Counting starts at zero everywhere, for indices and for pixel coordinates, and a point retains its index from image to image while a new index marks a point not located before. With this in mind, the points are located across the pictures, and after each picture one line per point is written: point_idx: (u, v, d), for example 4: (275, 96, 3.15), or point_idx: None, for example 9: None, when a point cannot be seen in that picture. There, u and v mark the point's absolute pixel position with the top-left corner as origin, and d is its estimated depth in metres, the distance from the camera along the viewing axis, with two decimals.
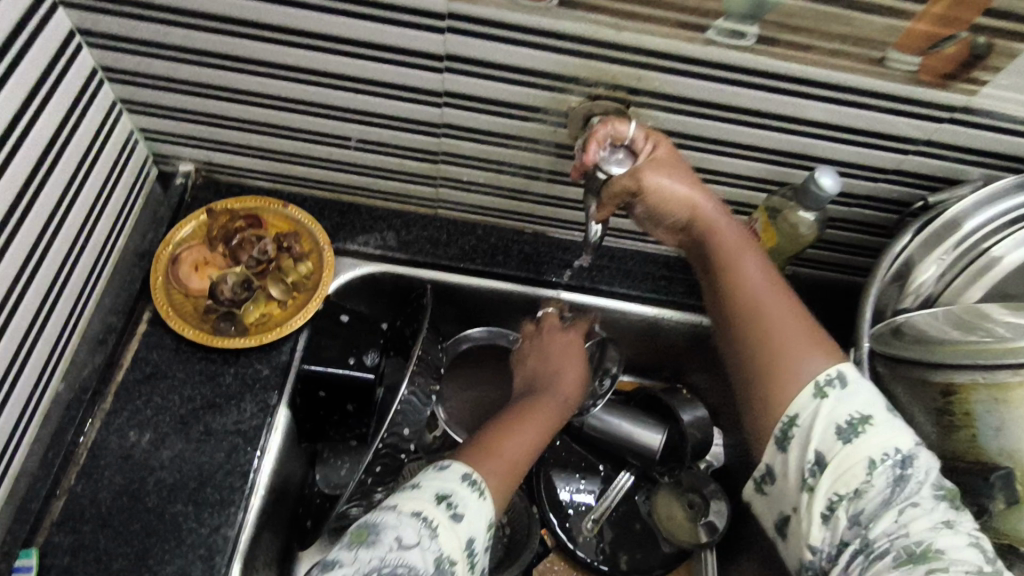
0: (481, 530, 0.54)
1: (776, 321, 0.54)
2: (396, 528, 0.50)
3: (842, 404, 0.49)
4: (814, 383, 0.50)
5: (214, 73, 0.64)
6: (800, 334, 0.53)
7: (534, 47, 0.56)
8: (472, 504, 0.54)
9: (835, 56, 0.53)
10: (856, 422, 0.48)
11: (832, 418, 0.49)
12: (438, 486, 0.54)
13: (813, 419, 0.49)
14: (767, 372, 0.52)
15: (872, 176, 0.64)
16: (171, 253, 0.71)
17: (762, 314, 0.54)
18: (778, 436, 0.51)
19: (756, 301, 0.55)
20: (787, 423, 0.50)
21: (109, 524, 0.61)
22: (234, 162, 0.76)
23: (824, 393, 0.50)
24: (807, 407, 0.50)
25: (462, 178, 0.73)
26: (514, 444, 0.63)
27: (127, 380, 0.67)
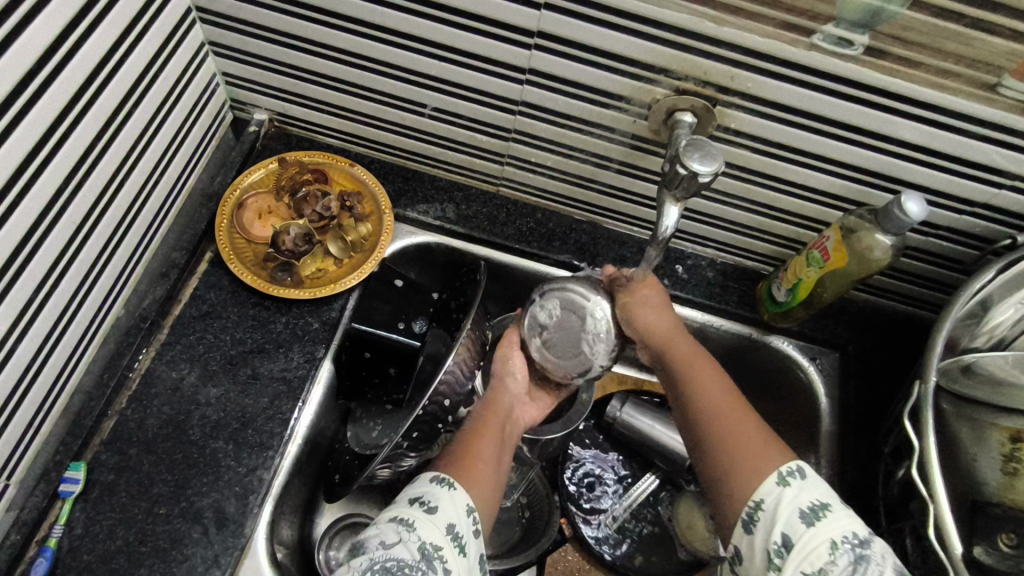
0: (462, 515, 0.54)
1: (741, 427, 0.57)
2: (378, 534, 0.52)
3: (803, 491, 0.51)
4: (777, 473, 0.53)
5: (303, 24, 0.64)
6: (756, 438, 0.56)
7: (628, 32, 0.55)
8: (444, 495, 0.55)
9: (944, 76, 0.51)
10: (817, 508, 0.50)
11: (796, 503, 0.51)
12: (411, 492, 0.56)
13: (778, 503, 0.51)
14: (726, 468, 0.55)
15: (958, 207, 0.62)
16: (238, 198, 0.73)
17: (724, 422, 0.58)
18: (745, 519, 0.52)
19: (719, 409, 0.59)
20: (752, 508, 0.52)
21: (154, 450, 0.63)
22: (307, 116, 0.77)
23: (787, 482, 0.52)
24: (771, 491, 0.52)
25: (530, 159, 0.72)
26: (487, 452, 0.61)
27: (184, 315, 0.69)
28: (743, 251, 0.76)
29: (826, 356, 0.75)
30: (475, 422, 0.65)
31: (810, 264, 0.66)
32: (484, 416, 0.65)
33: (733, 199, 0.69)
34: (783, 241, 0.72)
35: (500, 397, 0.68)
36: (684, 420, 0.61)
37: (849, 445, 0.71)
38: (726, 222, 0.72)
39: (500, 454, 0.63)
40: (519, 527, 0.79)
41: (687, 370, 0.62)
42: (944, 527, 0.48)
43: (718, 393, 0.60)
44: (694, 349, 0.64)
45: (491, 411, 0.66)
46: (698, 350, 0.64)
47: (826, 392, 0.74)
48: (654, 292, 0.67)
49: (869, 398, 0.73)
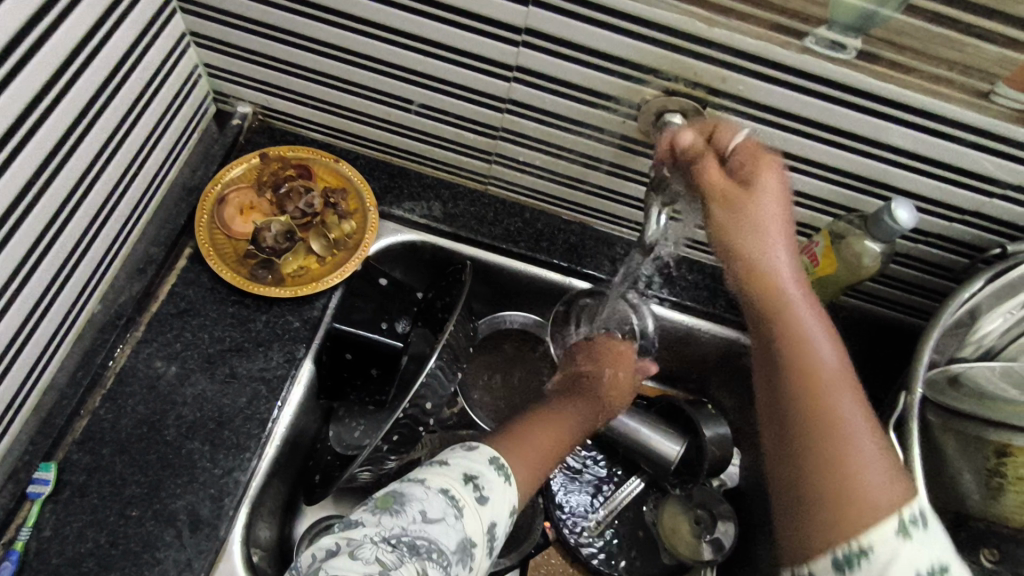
0: (501, 515, 0.56)
1: (852, 418, 0.47)
2: (423, 501, 0.52)
3: (924, 548, 0.41)
4: (899, 518, 0.42)
5: (287, 16, 0.62)
6: (872, 447, 0.46)
7: (618, 31, 0.53)
8: (496, 487, 0.57)
9: (937, 83, 0.50)
10: (936, 574, 0.41)
11: (912, 563, 0.41)
12: (466, 467, 0.57)
13: (891, 555, 0.41)
14: (824, 451, 0.46)
15: (949, 215, 0.61)
16: (219, 192, 0.71)
17: (840, 415, 0.47)
18: (839, 556, 0.43)
19: (830, 379, 0.49)
20: (853, 551, 0.42)
21: (127, 451, 0.62)
22: (292, 110, 0.75)
23: (907, 533, 0.42)
24: (887, 540, 0.42)
25: (518, 158, 0.71)
26: (539, 443, 0.66)
27: (162, 312, 0.68)
28: None
29: None
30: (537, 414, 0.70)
31: (798, 270, 0.66)
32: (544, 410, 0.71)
33: None
34: None
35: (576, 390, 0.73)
36: (774, 380, 0.51)
37: None
38: None
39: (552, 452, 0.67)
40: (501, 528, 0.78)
41: (794, 331, 0.51)
42: None
43: (830, 361, 0.50)
44: (811, 310, 0.52)
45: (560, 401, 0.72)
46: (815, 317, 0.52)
47: None
48: (770, 220, 0.54)
49: None
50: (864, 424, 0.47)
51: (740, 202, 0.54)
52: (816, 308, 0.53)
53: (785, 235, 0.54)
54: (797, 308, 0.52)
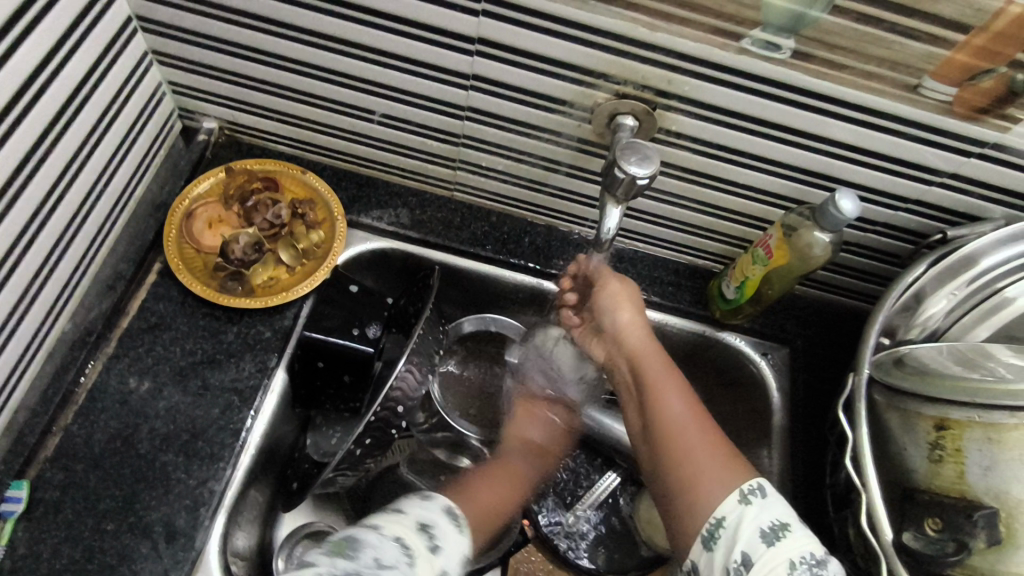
0: (456, 565, 0.54)
1: (694, 441, 0.58)
2: (377, 547, 0.50)
3: (764, 511, 0.52)
4: (740, 491, 0.53)
5: (247, 33, 0.64)
6: (710, 452, 0.57)
7: (566, 39, 0.55)
8: (451, 537, 0.55)
9: (869, 79, 0.53)
10: (777, 528, 0.51)
11: (757, 522, 0.51)
12: (421, 515, 0.55)
13: (740, 520, 0.52)
14: (676, 465, 0.58)
15: (892, 204, 0.64)
16: (186, 207, 0.72)
17: (681, 435, 0.59)
18: (705, 536, 0.53)
19: (677, 422, 0.60)
20: (713, 525, 0.53)
21: (100, 466, 0.62)
22: (257, 124, 0.77)
23: (748, 500, 0.52)
24: (732, 510, 0.52)
25: (481, 163, 0.73)
26: (493, 496, 0.69)
27: (132, 327, 0.68)
28: (692, 249, 0.77)
29: (777, 351, 0.77)
30: (487, 472, 0.72)
31: (755, 262, 0.68)
32: (498, 465, 0.73)
33: (679, 200, 0.70)
34: (730, 240, 0.74)
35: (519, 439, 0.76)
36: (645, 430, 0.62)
37: (798, 438, 0.73)
38: (676, 222, 0.73)
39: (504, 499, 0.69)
40: None
41: (651, 374, 0.64)
42: (877, 518, 0.50)
43: (676, 403, 0.61)
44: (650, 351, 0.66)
45: (508, 453, 0.75)
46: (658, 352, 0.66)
47: (776, 386, 0.75)
48: (620, 293, 0.69)
49: (817, 392, 0.75)
50: (689, 422, 0.60)
51: (609, 283, 0.70)
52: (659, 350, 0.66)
53: (631, 303, 0.68)
54: (649, 357, 0.65)
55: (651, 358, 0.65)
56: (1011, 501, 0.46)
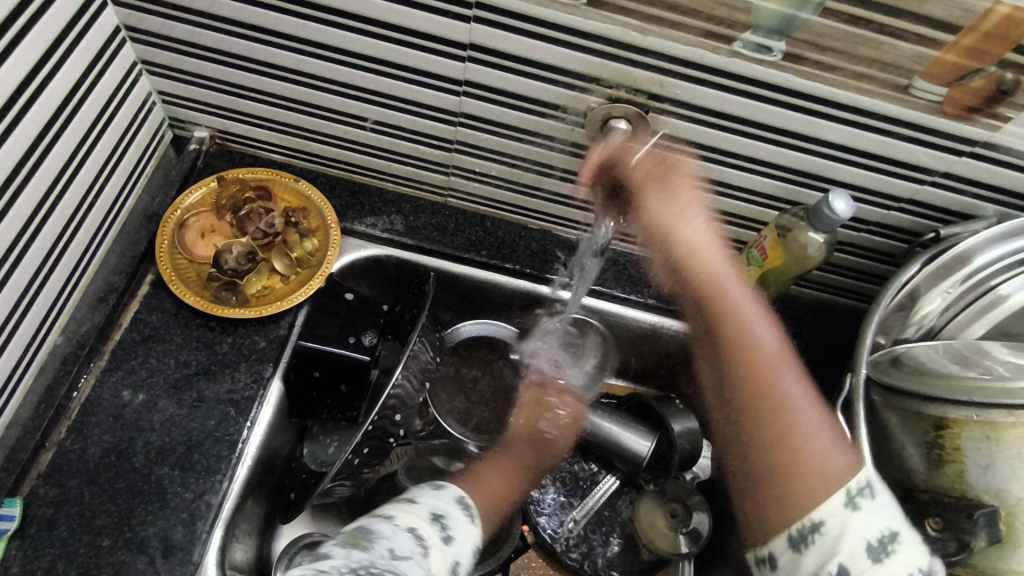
0: (466, 555, 0.54)
1: (784, 396, 0.51)
2: (390, 538, 0.50)
3: (874, 519, 0.44)
4: (847, 492, 0.45)
5: (237, 42, 0.64)
6: (811, 409, 0.51)
7: (558, 43, 0.55)
8: (462, 527, 0.55)
9: (860, 80, 0.53)
10: (885, 541, 0.43)
11: (863, 534, 0.44)
12: (434, 505, 0.55)
13: (841, 529, 0.44)
14: (763, 419, 0.51)
15: (885, 204, 0.64)
16: (178, 218, 0.72)
17: (771, 388, 0.52)
18: (794, 535, 0.46)
19: (763, 363, 0.53)
20: (807, 528, 0.45)
21: (95, 481, 0.61)
22: (249, 132, 0.76)
23: (855, 504, 0.45)
24: (835, 514, 0.45)
25: (475, 169, 0.73)
26: (502, 481, 0.67)
27: (125, 340, 0.68)
28: None
29: None
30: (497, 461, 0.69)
31: (749, 263, 0.69)
32: (511, 447, 0.72)
33: None
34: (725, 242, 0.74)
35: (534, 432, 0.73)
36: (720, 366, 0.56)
37: None
38: None
39: (514, 487, 0.68)
40: None
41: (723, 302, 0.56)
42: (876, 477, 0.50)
43: (761, 336, 0.54)
44: (734, 280, 0.57)
45: (518, 440, 0.72)
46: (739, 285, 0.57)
47: None
48: (689, 194, 0.60)
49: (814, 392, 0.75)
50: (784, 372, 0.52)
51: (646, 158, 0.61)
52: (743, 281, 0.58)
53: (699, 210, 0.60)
54: (729, 288, 0.57)
55: (732, 289, 0.57)
56: (1011, 500, 0.46)
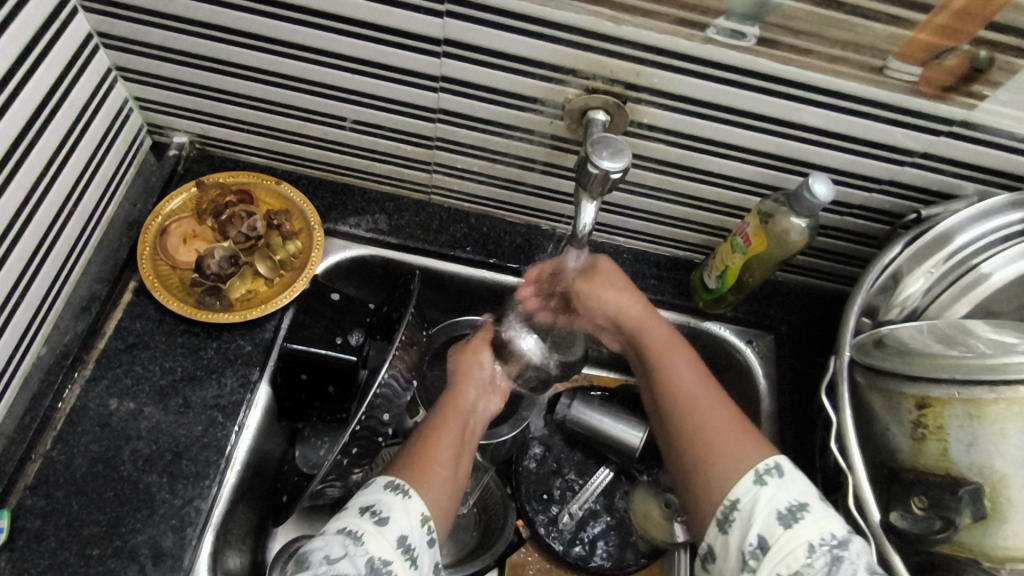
0: (416, 525, 0.54)
1: (719, 428, 0.57)
2: (324, 547, 0.51)
3: (779, 492, 0.51)
4: (753, 471, 0.53)
5: (212, 44, 0.63)
6: (734, 426, 0.57)
7: (532, 35, 0.55)
8: (397, 506, 0.54)
9: (835, 62, 0.53)
10: (795, 509, 0.50)
11: (773, 505, 0.51)
12: (363, 499, 0.55)
13: (753, 503, 0.51)
14: (703, 451, 0.56)
15: (866, 186, 0.64)
16: (160, 224, 0.71)
17: (708, 427, 0.57)
18: (719, 519, 0.52)
19: (703, 411, 0.59)
20: (728, 508, 0.52)
21: (82, 490, 0.61)
22: (229, 136, 0.76)
23: (764, 480, 0.52)
24: (746, 491, 0.52)
25: (456, 165, 0.73)
26: (442, 454, 0.60)
27: (109, 348, 0.67)
28: (674, 241, 0.77)
29: (761, 338, 0.77)
30: (431, 424, 0.64)
31: (734, 251, 0.68)
32: (445, 411, 0.65)
33: (657, 192, 0.69)
34: (710, 230, 0.74)
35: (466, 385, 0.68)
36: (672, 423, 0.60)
37: (787, 424, 0.73)
38: (654, 215, 0.73)
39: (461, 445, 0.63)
40: (476, 532, 0.81)
41: (657, 347, 0.64)
42: (863, 496, 0.50)
43: (689, 379, 0.61)
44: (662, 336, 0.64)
45: (458, 400, 0.66)
46: (670, 338, 0.65)
47: (763, 373, 0.74)
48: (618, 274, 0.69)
49: (803, 377, 0.75)
50: (715, 410, 0.59)
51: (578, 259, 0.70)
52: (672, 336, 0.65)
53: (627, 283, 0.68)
54: (660, 345, 0.64)
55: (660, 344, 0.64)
56: (996, 475, 0.46)
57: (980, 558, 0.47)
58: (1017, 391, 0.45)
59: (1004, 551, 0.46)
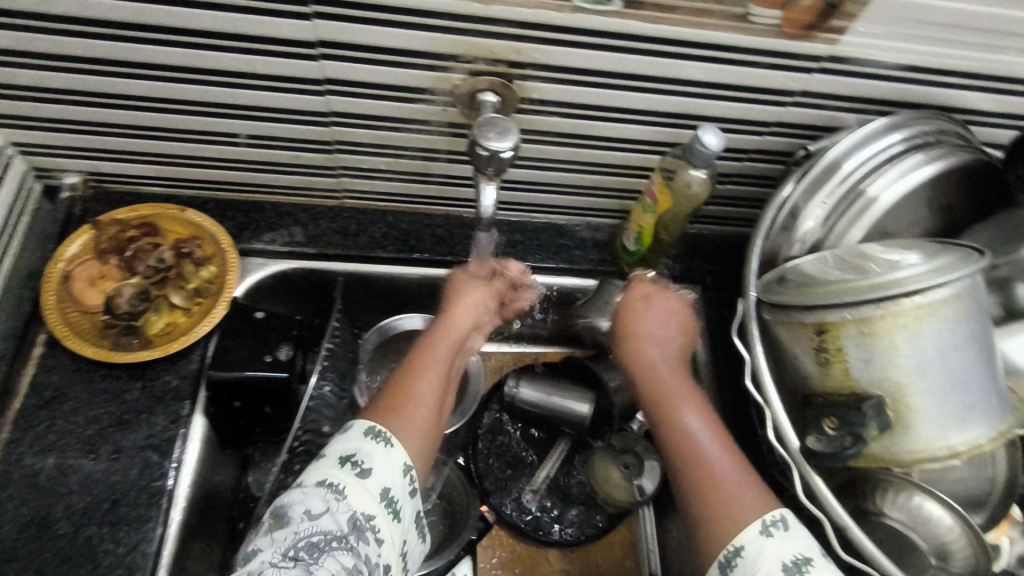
0: (398, 476, 0.51)
1: (723, 469, 0.54)
2: (304, 501, 0.48)
3: (787, 545, 0.49)
4: (760, 521, 0.50)
5: (79, 77, 0.61)
6: (738, 471, 0.54)
7: (405, 26, 0.55)
8: (380, 455, 0.51)
9: (700, 15, 0.54)
10: (800, 562, 0.48)
11: (779, 557, 0.48)
12: (342, 447, 0.51)
13: (760, 552, 0.48)
14: (710, 500, 0.52)
15: (757, 130, 0.66)
16: (62, 271, 0.68)
17: (713, 469, 0.54)
18: (721, 562, 0.49)
19: (708, 453, 0.55)
20: (731, 552, 0.49)
21: (17, 556, 0.59)
22: (122, 169, 0.73)
23: (770, 532, 0.49)
24: (753, 541, 0.49)
25: (362, 166, 0.72)
26: (422, 401, 0.56)
27: (27, 407, 0.65)
28: (591, 210, 0.78)
29: (689, 291, 0.78)
30: (414, 364, 0.59)
31: (645, 211, 0.69)
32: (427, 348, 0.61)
33: (562, 164, 0.70)
34: (621, 194, 0.75)
35: (451, 335, 0.63)
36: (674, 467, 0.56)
37: (721, 368, 0.75)
38: (566, 186, 0.74)
39: (441, 386, 0.59)
40: (443, 524, 0.80)
41: (660, 390, 0.60)
42: (783, 426, 0.52)
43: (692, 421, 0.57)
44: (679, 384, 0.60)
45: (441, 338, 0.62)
46: (675, 377, 0.61)
47: None
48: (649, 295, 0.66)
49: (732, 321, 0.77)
50: (719, 453, 0.55)
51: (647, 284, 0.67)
52: (684, 383, 0.60)
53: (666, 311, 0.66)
54: (673, 393, 0.59)
55: (673, 388, 0.59)
56: (893, 385, 0.49)
57: (892, 466, 0.51)
58: (902, 305, 0.48)
59: (911, 456, 0.50)
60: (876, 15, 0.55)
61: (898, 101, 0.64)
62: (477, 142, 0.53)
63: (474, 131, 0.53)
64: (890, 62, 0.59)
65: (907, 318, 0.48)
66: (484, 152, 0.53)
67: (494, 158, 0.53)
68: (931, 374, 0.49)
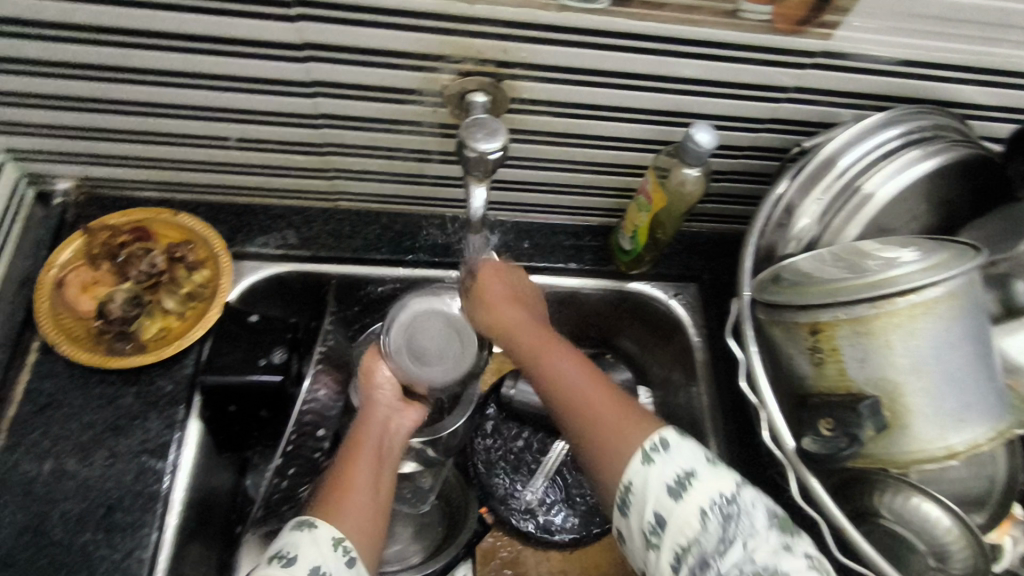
0: (329, 553, 0.50)
1: (599, 404, 0.56)
2: None
3: (668, 465, 0.49)
4: (642, 451, 0.51)
5: (65, 83, 0.60)
6: (617, 407, 0.55)
7: (390, 27, 0.54)
8: (305, 539, 0.51)
9: (689, 11, 0.53)
10: (684, 478, 0.49)
11: (662, 480, 0.49)
12: (272, 548, 0.51)
13: (646, 484, 0.49)
14: (598, 439, 0.54)
15: (751, 127, 0.66)
16: (54, 278, 0.68)
17: (592, 406, 0.56)
18: (620, 502, 0.51)
19: (585, 394, 0.57)
20: (624, 491, 0.51)
21: (12, 563, 0.59)
22: (114, 174, 0.73)
23: (651, 458, 0.50)
24: (638, 473, 0.50)
25: (354, 168, 0.72)
26: (361, 488, 0.57)
27: (21, 413, 0.65)
28: (586, 209, 0.77)
29: (686, 290, 0.78)
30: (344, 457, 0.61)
31: (640, 210, 0.69)
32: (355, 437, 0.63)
33: (555, 163, 0.70)
34: (616, 194, 0.75)
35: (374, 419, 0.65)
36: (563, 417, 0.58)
37: (720, 367, 0.75)
38: (559, 186, 0.73)
39: (376, 468, 0.60)
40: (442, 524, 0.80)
41: (539, 365, 0.61)
42: (777, 428, 0.52)
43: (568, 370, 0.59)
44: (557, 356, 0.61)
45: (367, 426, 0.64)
46: (548, 346, 0.62)
47: (691, 322, 0.76)
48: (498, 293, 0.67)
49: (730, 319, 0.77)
50: (598, 393, 0.57)
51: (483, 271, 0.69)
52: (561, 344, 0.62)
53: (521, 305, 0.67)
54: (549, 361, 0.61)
55: (551, 357, 0.61)
56: (890, 385, 0.49)
57: (889, 466, 0.50)
58: (898, 304, 0.47)
59: (907, 457, 0.49)
60: (869, 9, 0.54)
61: (894, 95, 0.63)
62: (466, 144, 0.52)
63: (460, 132, 0.53)
64: (885, 57, 0.58)
65: (903, 316, 0.47)
66: (473, 154, 0.53)
67: (483, 159, 0.53)
68: (927, 373, 0.48)
